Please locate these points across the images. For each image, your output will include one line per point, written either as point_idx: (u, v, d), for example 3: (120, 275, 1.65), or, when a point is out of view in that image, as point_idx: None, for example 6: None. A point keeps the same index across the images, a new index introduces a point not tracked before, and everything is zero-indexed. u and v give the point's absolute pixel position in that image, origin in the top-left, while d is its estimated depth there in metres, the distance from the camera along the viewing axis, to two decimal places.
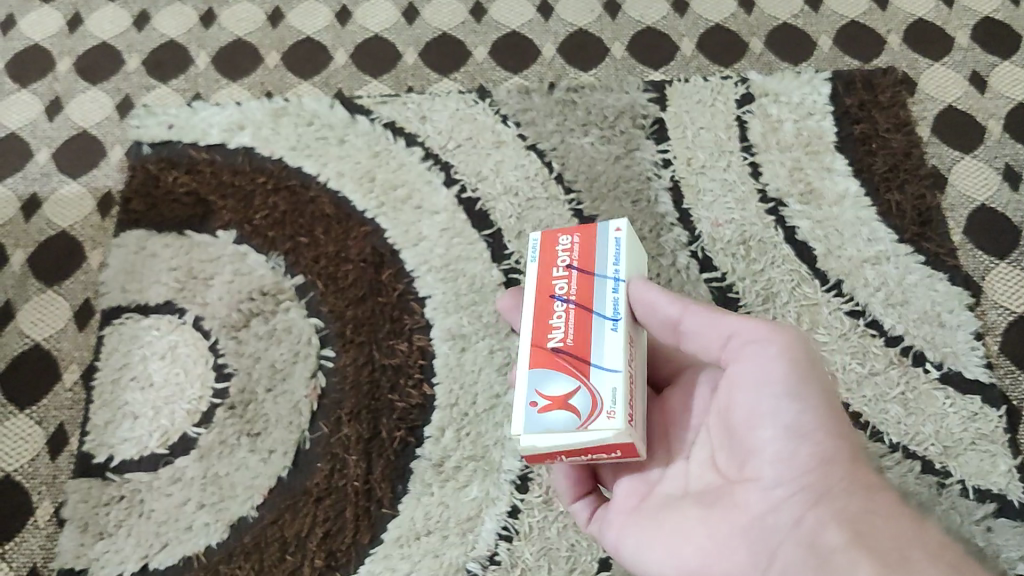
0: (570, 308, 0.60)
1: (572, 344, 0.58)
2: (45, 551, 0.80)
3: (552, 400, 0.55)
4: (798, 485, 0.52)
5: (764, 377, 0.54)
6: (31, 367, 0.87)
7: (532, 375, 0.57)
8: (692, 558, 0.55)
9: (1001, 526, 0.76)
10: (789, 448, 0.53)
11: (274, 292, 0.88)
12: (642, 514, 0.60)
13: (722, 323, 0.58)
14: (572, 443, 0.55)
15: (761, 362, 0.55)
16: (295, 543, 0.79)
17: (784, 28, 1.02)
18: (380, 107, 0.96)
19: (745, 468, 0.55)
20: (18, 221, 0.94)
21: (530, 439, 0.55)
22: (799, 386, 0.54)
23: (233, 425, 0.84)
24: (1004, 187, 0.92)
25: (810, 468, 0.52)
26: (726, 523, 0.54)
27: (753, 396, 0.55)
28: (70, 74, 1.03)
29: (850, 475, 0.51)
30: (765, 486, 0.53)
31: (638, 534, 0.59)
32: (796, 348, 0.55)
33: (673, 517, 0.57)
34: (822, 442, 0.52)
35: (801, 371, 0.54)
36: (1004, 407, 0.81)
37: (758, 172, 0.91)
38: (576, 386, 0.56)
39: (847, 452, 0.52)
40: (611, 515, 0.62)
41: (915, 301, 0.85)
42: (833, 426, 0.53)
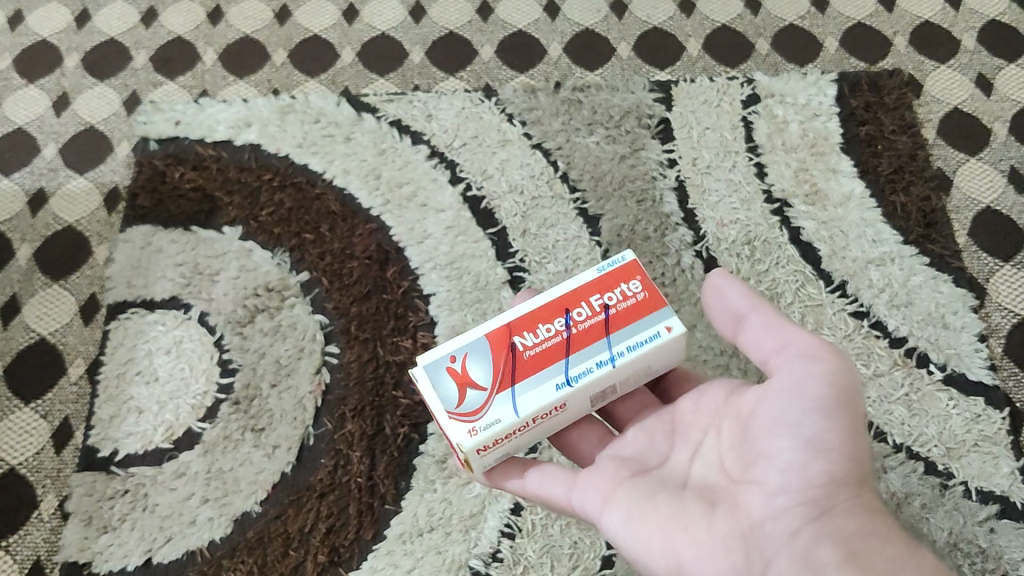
0: (559, 335, 0.61)
1: (525, 359, 0.60)
2: (49, 545, 0.80)
3: (461, 372, 0.60)
4: (803, 496, 0.51)
5: (801, 391, 0.53)
6: (36, 362, 0.88)
7: (476, 344, 0.61)
8: (683, 551, 0.54)
9: (1005, 528, 0.76)
10: (803, 460, 0.52)
11: (279, 288, 0.88)
12: (631, 490, 0.59)
13: (776, 333, 0.56)
14: (432, 408, 0.59)
15: (804, 378, 0.53)
16: (299, 538, 0.79)
17: (790, 29, 1.02)
18: (387, 106, 0.96)
19: (752, 471, 0.54)
20: (25, 216, 0.95)
21: (420, 370, 0.60)
22: (832, 406, 0.52)
23: (238, 420, 0.84)
24: (1009, 190, 0.92)
25: (820, 484, 0.51)
26: (725, 522, 0.54)
27: (782, 404, 0.53)
28: (78, 70, 1.04)
29: (855, 498, 0.51)
30: (770, 491, 0.52)
31: (622, 509, 0.58)
32: (842, 374, 0.53)
33: (668, 505, 0.56)
34: (835, 460, 0.51)
35: (837, 394, 0.53)
36: (1007, 409, 0.81)
37: (764, 173, 0.91)
38: (483, 387, 0.59)
39: (857, 474, 0.51)
40: (587, 486, 0.61)
41: (919, 303, 0.85)
42: (853, 449, 0.52)
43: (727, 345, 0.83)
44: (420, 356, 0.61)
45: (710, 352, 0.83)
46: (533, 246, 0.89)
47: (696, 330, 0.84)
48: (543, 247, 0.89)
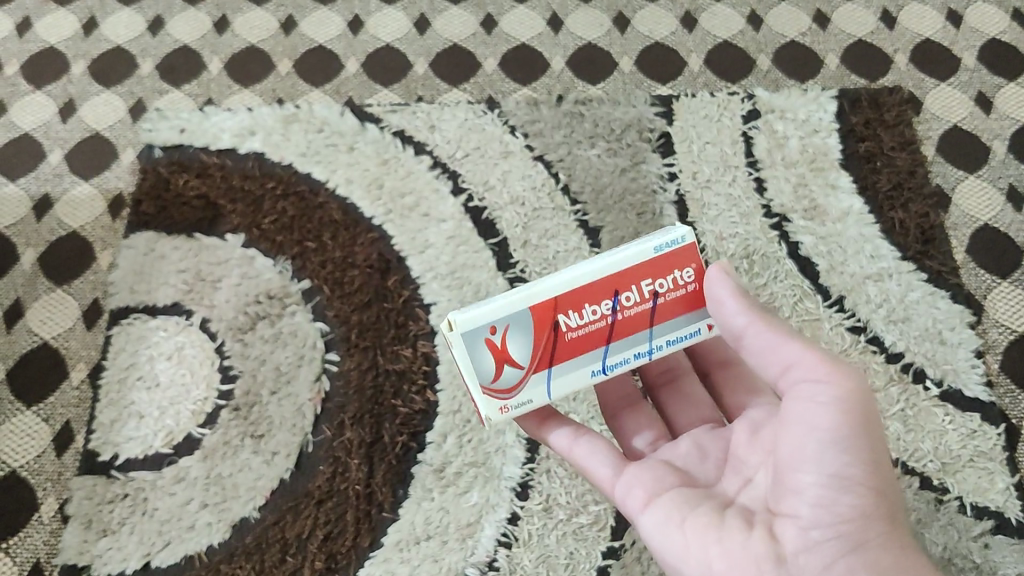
0: (602, 320, 0.57)
1: (566, 342, 0.57)
2: (49, 548, 0.81)
3: (500, 347, 0.57)
4: (836, 530, 0.51)
5: (817, 423, 0.52)
6: (39, 365, 0.88)
7: (519, 318, 0.57)
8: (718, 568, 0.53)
9: (998, 543, 0.77)
10: (832, 495, 0.51)
11: (281, 296, 0.89)
12: (675, 494, 0.57)
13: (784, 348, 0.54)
14: (465, 376, 0.58)
15: (816, 407, 0.52)
16: (296, 545, 0.80)
17: (791, 46, 1.03)
18: (390, 116, 0.97)
19: (783, 501, 0.53)
20: (30, 220, 0.95)
21: (456, 333, 0.57)
22: (851, 439, 0.51)
23: (237, 426, 0.84)
24: (1007, 208, 0.92)
25: (849, 519, 0.51)
26: (760, 545, 0.52)
27: (803, 437, 0.52)
28: (84, 77, 1.05)
29: (886, 533, 0.51)
30: (801, 523, 0.52)
31: (662, 512, 0.57)
32: (857, 400, 0.52)
33: (702, 521, 0.55)
34: (863, 496, 0.51)
35: (855, 426, 0.51)
36: (1003, 426, 0.82)
37: (763, 188, 0.92)
38: (521, 366, 0.58)
39: (884, 508, 0.52)
40: (627, 483, 0.59)
41: (917, 319, 0.85)
42: (878, 482, 0.52)
43: None
44: (457, 320, 0.56)
45: None
46: (534, 257, 0.90)
47: None
48: (544, 258, 0.90)
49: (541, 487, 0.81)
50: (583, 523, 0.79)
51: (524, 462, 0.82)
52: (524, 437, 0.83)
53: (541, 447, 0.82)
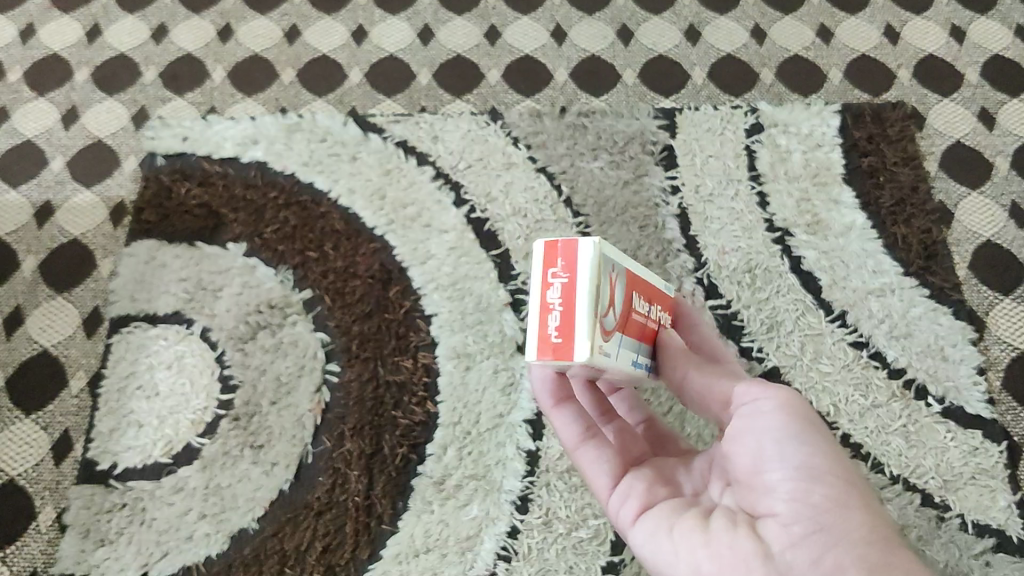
0: (644, 318, 0.59)
1: (631, 318, 0.56)
2: (46, 557, 0.80)
3: (610, 289, 0.52)
4: (814, 523, 0.50)
5: (765, 427, 0.53)
6: (38, 373, 0.88)
7: (622, 272, 0.54)
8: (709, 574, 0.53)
9: (999, 561, 0.77)
10: (803, 488, 0.51)
11: (282, 305, 0.89)
12: (663, 505, 0.59)
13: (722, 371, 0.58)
14: (583, 297, 0.50)
15: (761, 413, 0.54)
16: (295, 556, 0.79)
17: (794, 60, 1.03)
18: (394, 126, 0.97)
19: (758, 505, 0.53)
20: (31, 227, 0.95)
21: (590, 250, 0.50)
22: (802, 436, 0.53)
23: (237, 436, 0.84)
24: (1010, 224, 0.92)
25: (826, 509, 0.50)
26: (744, 546, 0.52)
27: (755, 442, 0.54)
28: (87, 84, 1.05)
29: (866, 524, 0.50)
30: (782, 521, 0.51)
31: (651, 522, 0.58)
32: (795, 403, 0.54)
33: (686, 528, 0.56)
34: (831, 486, 0.51)
35: (802, 423, 0.53)
36: (1005, 443, 0.81)
37: (766, 202, 0.92)
38: (616, 318, 0.53)
39: (858, 499, 0.51)
40: (619, 498, 0.61)
41: (919, 334, 0.85)
42: (843, 470, 0.52)
43: None
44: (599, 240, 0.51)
45: None
46: None
47: None
48: None
49: (541, 500, 0.80)
50: (582, 537, 0.79)
51: (524, 475, 0.81)
52: (524, 450, 0.82)
53: (541, 461, 0.82)
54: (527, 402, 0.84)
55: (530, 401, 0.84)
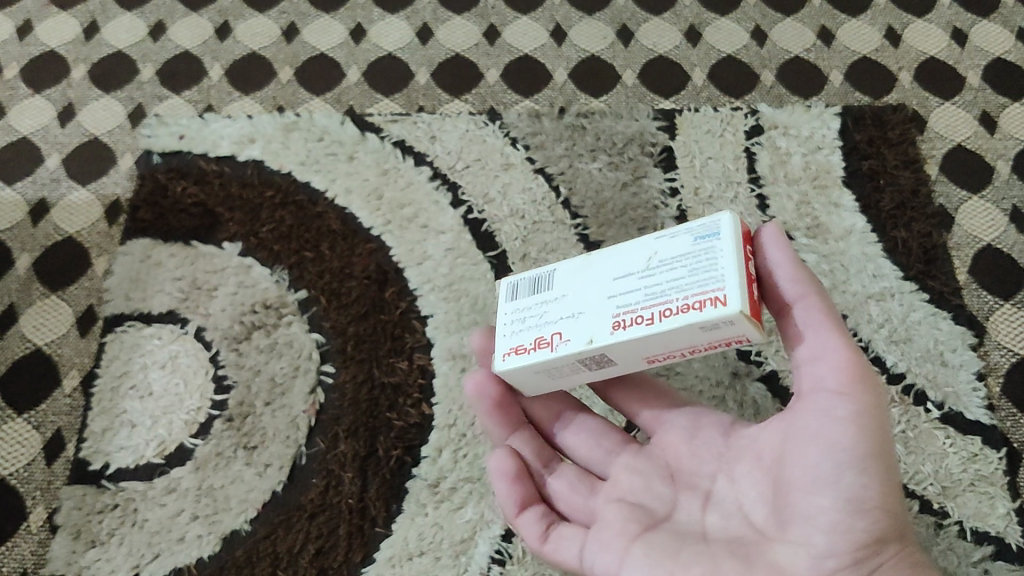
0: None
1: None
2: (37, 557, 0.80)
3: None
4: (850, 558, 0.50)
5: (834, 441, 0.50)
6: (31, 372, 0.87)
7: None
8: None
9: (999, 569, 0.76)
10: (846, 522, 0.49)
11: (277, 305, 0.88)
12: (647, 544, 0.56)
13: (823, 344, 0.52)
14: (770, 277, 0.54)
15: (832, 424, 0.50)
16: (287, 559, 0.78)
17: (795, 62, 1.02)
18: (391, 126, 0.96)
19: (790, 530, 0.51)
20: (25, 224, 0.95)
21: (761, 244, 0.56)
22: (869, 461, 0.49)
23: (231, 437, 0.83)
24: (1010, 229, 0.92)
25: (865, 545, 0.50)
26: None
27: (816, 457, 0.50)
28: (84, 82, 1.04)
29: (897, 555, 0.51)
30: (815, 553, 0.50)
31: (644, 564, 0.55)
32: (874, 419, 0.50)
33: (695, 555, 0.54)
34: (878, 521, 0.50)
35: (873, 446, 0.50)
36: (1005, 449, 0.81)
37: (765, 205, 0.91)
38: None
39: (897, 530, 0.51)
40: (597, 545, 0.59)
41: (918, 339, 0.85)
42: (893, 505, 0.50)
43: (723, 377, 0.83)
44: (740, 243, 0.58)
45: (706, 384, 0.83)
46: (533, 271, 0.89)
47: (693, 359, 0.84)
48: None
49: None
50: None
51: None
52: None
53: None
54: None
55: None
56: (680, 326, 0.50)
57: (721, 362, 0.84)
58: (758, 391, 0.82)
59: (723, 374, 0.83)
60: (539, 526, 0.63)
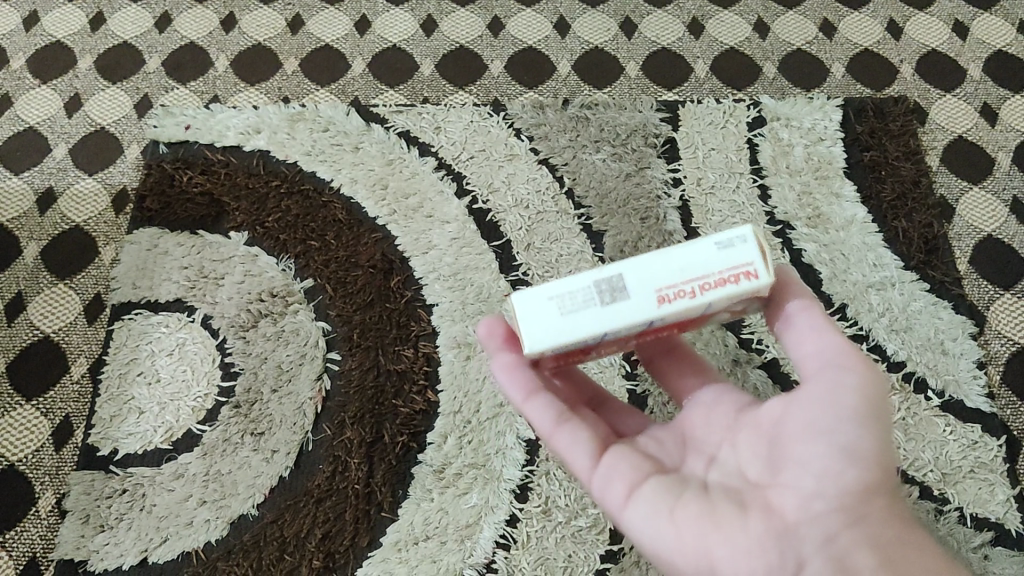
0: (617, 343, 0.53)
1: (659, 326, 0.50)
2: (46, 542, 0.81)
3: (732, 310, 0.53)
4: (840, 504, 0.46)
5: (835, 400, 0.47)
6: (39, 359, 0.88)
7: (686, 327, 0.54)
8: (716, 549, 0.48)
9: (998, 554, 0.77)
10: (838, 467, 0.46)
11: (283, 294, 0.89)
12: (652, 482, 0.52)
13: (820, 334, 0.51)
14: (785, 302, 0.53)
15: (834, 389, 0.48)
16: (294, 543, 0.79)
17: (797, 54, 1.03)
18: (396, 117, 0.97)
19: (781, 473, 0.48)
20: (34, 214, 0.96)
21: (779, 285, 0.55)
22: (866, 417, 0.47)
23: (237, 424, 0.84)
24: (1010, 220, 0.92)
25: (855, 493, 0.46)
26: (759, 525, 0.48)
27: (815, 410, 0.48)
28: (90, 72, 1.05)
29: (888, 509, 0.47)
30: (803, 495, 0.47)
31: (645, 504, 0.51)
32: (875, 387, 0.48)
33: (692, 498, 0.50)
34: (870, 472, 0.47)
35: (871, 406, 0.47)
36: (1004, 437, 0.82)
37: (767, 195, 0.92)
38: (702, 311, 0.50)
39: (889, 485, 0.47)
40: (600, 476, 0.54)
41: (919, 328, 0.85)
42: (886, 459, 0.47)
43: (725, 364, 0.84)
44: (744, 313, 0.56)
45: None
46: (537, 260, 0.89)
47: (696, 347, 0.84)
48: (547, 261, 0.89)
49: (541, 489, 0.81)
50: (581, 526, 0.79)
51: (523, 464, 0.82)
52: (524, 439, 0.83)
53: (541, 450, 0.82)
54: None
55: None
56: (693, 238, 0.49)
57: (723, 350, 0.84)
58: (760, 379, 0.83)
59: (725, 362, 0.84)
60: (552, 414, 0.55)
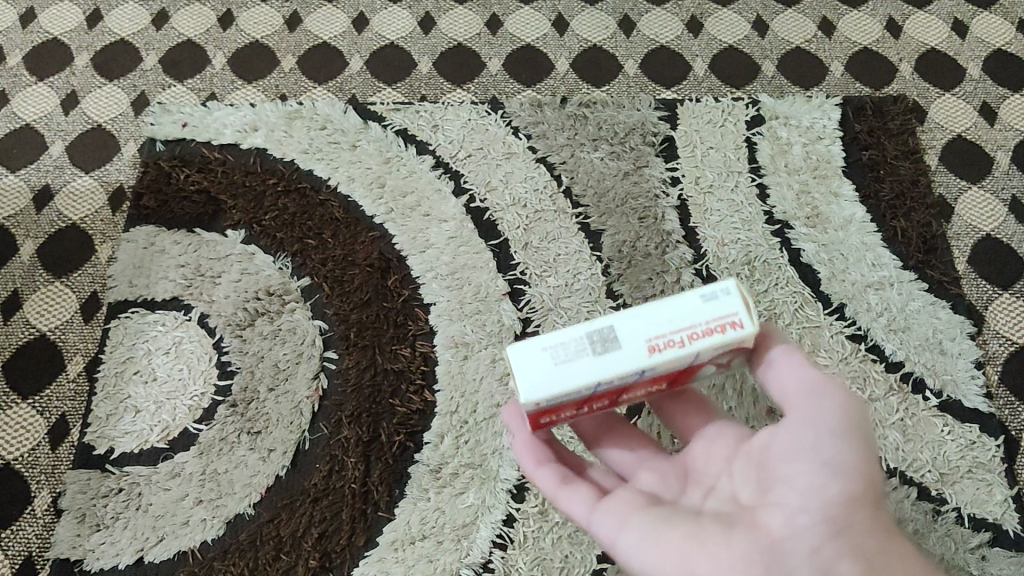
0: (608, 397, 0.53)
1: (650, 378, 0.50)
2: (42, 541, 0.80)
3: (719, 364, 0.53)
4: (824, 516, 0.47)
5: (815, 420, 0.49)
6: (35, 358, 0.88)
7: (676, 381, 0.54)
8: (704, 569, 0.48)
9: (996, 555, 0.77)
10: (822, 480, 0.48)
11: (280, 293, 0.88)
12: (646, 513, 0.53)
13: (798, 369, 0.52)
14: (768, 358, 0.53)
15: (813, 411, 0.50)
16: (290, 542, 0.79)
17: (796, 52, 1.03)
18: (393, 115, 0.97)
19: (768, 493, 0.50)
20: (30, 211, 0.95)
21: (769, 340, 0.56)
22: (845, 434, 0.49)
23: (234, 423, 0.84)
24: (1009, 219, 0.92)
25: (839, 504, 0.48)
26: (745, 540, 0.48)
27: (796, 432, 0.50)
28: (87, 69, 1.04)
29: (872, 523, 0.48)
30: (788, 510, 0.48)
31: (638, 530, 0.52)
32: (851, 410, 0.50)
33: (684, 522, 0.51)
34: (853, 484, 0.48)
35: (849, 427, 0.49)
36: (1002, 437, 0.81)
37: (765, 194, 0.92)
38: (690, 363, 0.50)
39: (872, 498, 0.49)
40: (599, 514, 0.55)
41: (917, 328, 0.85)
42: (868, 473, 0.49)
43: None
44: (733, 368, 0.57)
45: None
46: (535, 259, 0.89)
47: None
48: (545, 260, 0.89)
49: (538, 489, 0.80)
50: (578, 526, 0.79)
51: (521, 464, 0.81)
52: None
53: None
54: None
55: None
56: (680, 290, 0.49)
57: None
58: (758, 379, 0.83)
59: None
60: (556, 475, 0.59)
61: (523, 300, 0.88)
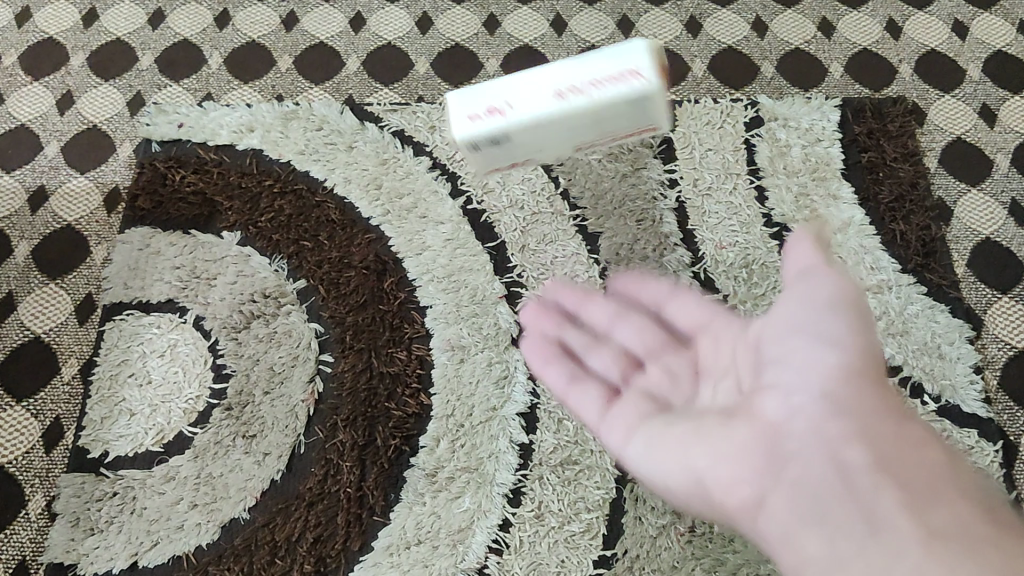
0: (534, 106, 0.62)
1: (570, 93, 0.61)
2: (36, 545, 0.80)
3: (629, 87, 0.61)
4: (821, 396, 0.54)
5: (809, 302, 0.55)
6: (30, 360, 0.88)
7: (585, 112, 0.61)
8: (707, 463, 0.58)
9: None
10: (817, 359, 0.54)
11: (276, 295, 0.88)
12: (653, 420, 0.64)
13: (809, 258, 0.56)
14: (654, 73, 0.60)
15: (809, 296, 0.55)
16: (285, 547, 0.79)
17: (796, 53, 1.02)
18: (390, 115, 0.96)
19: (768, 376, 0.57)
20: (25, 212, 0.95)
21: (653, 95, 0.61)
22: (837, 314, 0.54)
23: (229, 426, 0.84)
24: (1009, 222, 0.92)
25: (835, 382, 0.53)
26: (744, 432, 0.57)
27: (794, 317, 0.56)
28: (83, 69, 1.04)
29: (875, 397, 0.54)
30: (787, 395, 0.55)
31: (645, 436, 0.63)
32: (846, 293, 0.55)
33: (690, 421, 0.61)
34: (845, 365, 0.54)
35: (843, 307, 0.55)
36: (1000, 442, 0.81)
37: (763, 197, 0.91)
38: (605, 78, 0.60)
39: (870, 373, 0.54)
40: (612, 423, 0.67)
41: (915, 332, 0.85)
42: (862, 353, 0.54)
43: None
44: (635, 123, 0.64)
45: None
46: (532, 262, 0.89)
47: None
48: (542, 263, 0.89)
49: (534, 493, 0.80)
50: (574, 530, 0.79)
51: (517, 468, 0.81)
52: (517, 443, 0.82)
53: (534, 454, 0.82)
54: (520, 395, 0.83)
55: (523, 394, 0.83)
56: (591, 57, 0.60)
57: None
58: None
59: None
60: (566, 378, 0.72)
61: (519, 303, 0.87)
